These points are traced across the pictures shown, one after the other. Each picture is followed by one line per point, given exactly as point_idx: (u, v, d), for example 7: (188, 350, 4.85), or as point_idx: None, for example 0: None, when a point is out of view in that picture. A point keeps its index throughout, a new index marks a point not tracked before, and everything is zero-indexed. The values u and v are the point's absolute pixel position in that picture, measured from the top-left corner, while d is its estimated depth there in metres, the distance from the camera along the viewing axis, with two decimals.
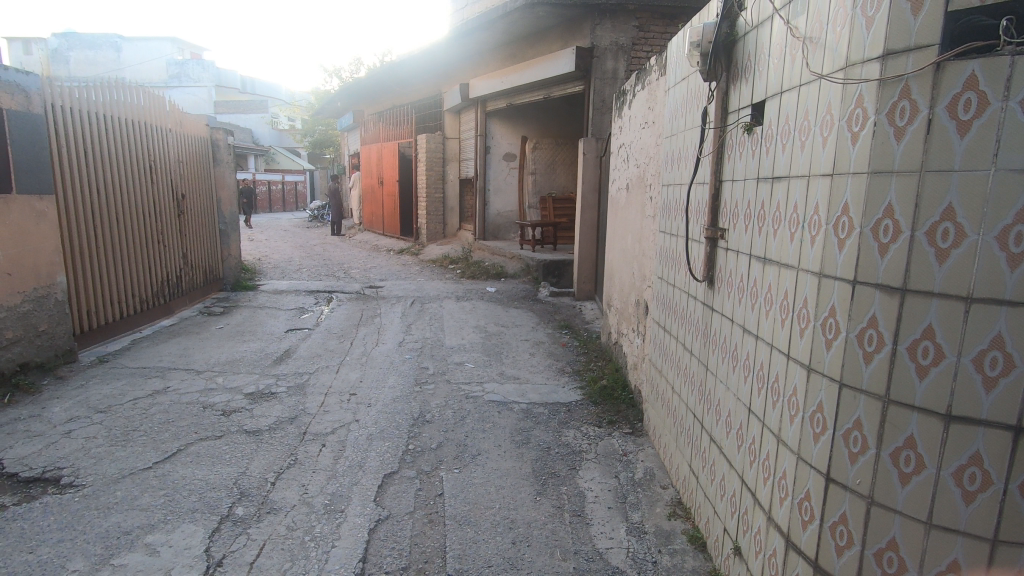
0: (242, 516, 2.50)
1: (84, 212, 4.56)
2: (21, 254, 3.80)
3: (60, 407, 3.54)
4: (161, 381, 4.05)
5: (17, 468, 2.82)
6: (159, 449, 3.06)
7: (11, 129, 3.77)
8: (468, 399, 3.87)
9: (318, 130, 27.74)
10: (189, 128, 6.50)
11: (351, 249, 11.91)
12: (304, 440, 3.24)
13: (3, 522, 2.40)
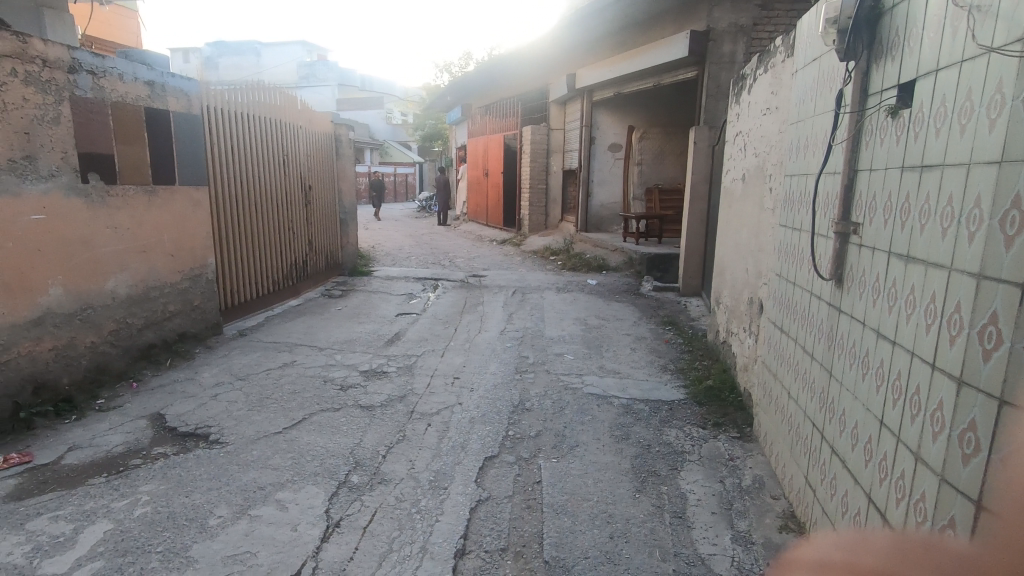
0: (356, 483, 2.71)
1: (230, 202, 5.14)
2: (182, 238, 4.36)
3: (209, 373, 4.04)
4: (290, 355, 4.48)
5: (176, 423, 3.26)
6: (288, 416, 3.39)
7: (178, 129, 4.33)
8: (567, 390, 3.88)
9: (428, 124, 29.05)
10: (317, 125, 7.07)
11: (456, 239, 12.37)
12: (412, 418, 3.43)
13: (166, 468, 2.79)
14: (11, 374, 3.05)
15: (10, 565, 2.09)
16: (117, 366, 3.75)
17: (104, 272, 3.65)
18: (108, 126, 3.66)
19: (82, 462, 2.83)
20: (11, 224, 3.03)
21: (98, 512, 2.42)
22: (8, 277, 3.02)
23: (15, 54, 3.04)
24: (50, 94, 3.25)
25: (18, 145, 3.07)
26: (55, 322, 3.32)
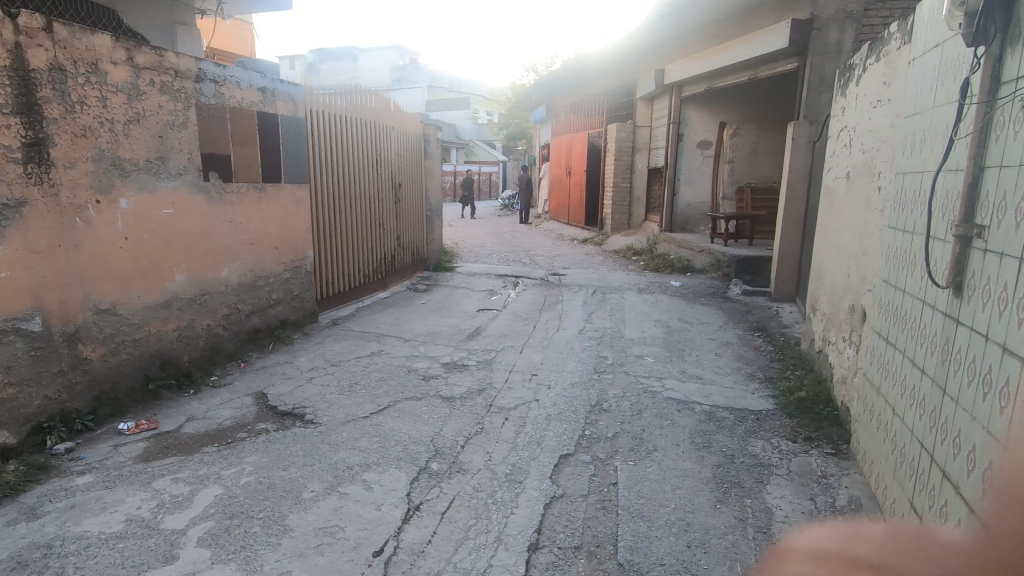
0: (436, 470, 2.81)
1: (328, 199, 5.50)
2: (286, 232, 4.72)
3: (306, 358, 4.35)
4: (378, 345, 4.73)
5: (277, 402, 3.55)
6: (375, 402, 3.58)
7: (285, 131, 4.68)
8: (646, 393, 3.80)
9: (513, 123, 29.38)
10: (408, 126, 7.37)
11: (538, 237, 12.44)
12: (490, 412, 3.51)
13: (267, 443, 3.04)
14: (143, 349, 3.45)
15: (139, 518, 2.37)
16: (228, 348, 4.14)
17: (220, 261, 4.03)
18: (227, 130, 4.04)
19: (198, 432, 3.15)
20: (147, 217, 3.42)
21: (210, 477, 2.69)
22: (143, 264, 3.42)
23: (153, 66, 3.41)
24: (181, 101, 3.62)
25: (153, 147, 3.44)
26: (179, 305, 3.71)
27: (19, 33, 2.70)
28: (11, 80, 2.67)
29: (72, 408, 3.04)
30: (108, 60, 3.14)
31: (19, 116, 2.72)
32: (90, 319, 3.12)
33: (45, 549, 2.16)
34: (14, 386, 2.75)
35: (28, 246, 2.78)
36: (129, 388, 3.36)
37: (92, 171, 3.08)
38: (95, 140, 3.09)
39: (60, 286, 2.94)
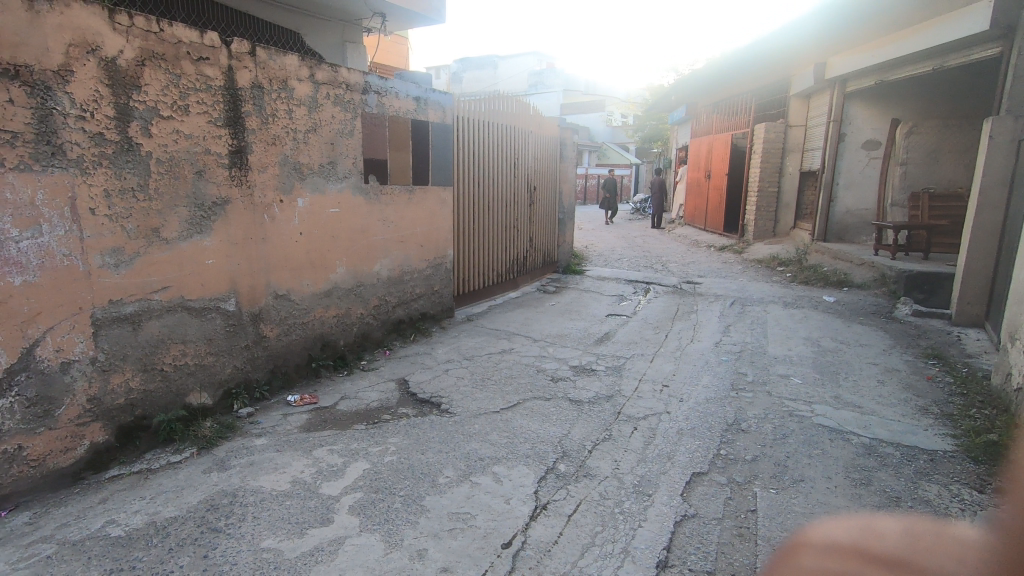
0: (563, 472, 2.82)
1: (468, 201, 5.78)
2: (431, 231, 5.03)
3: (443, 350, 4.61)
4: (509, 343, 4.87)
5: (417, 389, 3.80)
6: (505, 398, 3.69)
7: (434, 136, 5.00)
8: (792, 417, 3.49)
9: (649, 125, 28.63)
10: (546, 130, 7.49)
11: (671, 243, 11.99)
12: (618, 419, 3.45)
13: (407, 426, 3.28)
14: (309, 332, 3.90)
15: (301, 481, 2.68)
16: (376, 336, 4.53)
17: (374, 257, 4.42)
18: (385, 137, 4.41)
19: (350, 410, 3.49)
20: (318, 215, 3.85)
21: (359, 452, 2.96)
22: (313, 257, 3.85)
23: (329, 81, 3.83)
24: (349, 112, 4.03)
25: (326, 153, 3.87)
26: (340, 295, 4.13)
27: (231, 57, 3.18)
28: (224, 98, 3.16)
29: (253, 378, 3.52)
30: (295, 77, 3.58)
31: (227, 128, 3.20)
32: (270, 303, 3.58)
33: (231, 497, 2.53)
34: (213, 356, 3.25)
35: (228, 238, 3.27)
36: (296, 365, 3.82)
37: (278, 174, 3.54)
38: (282, 148, 3.54)
39: (250, 274, 3.43)
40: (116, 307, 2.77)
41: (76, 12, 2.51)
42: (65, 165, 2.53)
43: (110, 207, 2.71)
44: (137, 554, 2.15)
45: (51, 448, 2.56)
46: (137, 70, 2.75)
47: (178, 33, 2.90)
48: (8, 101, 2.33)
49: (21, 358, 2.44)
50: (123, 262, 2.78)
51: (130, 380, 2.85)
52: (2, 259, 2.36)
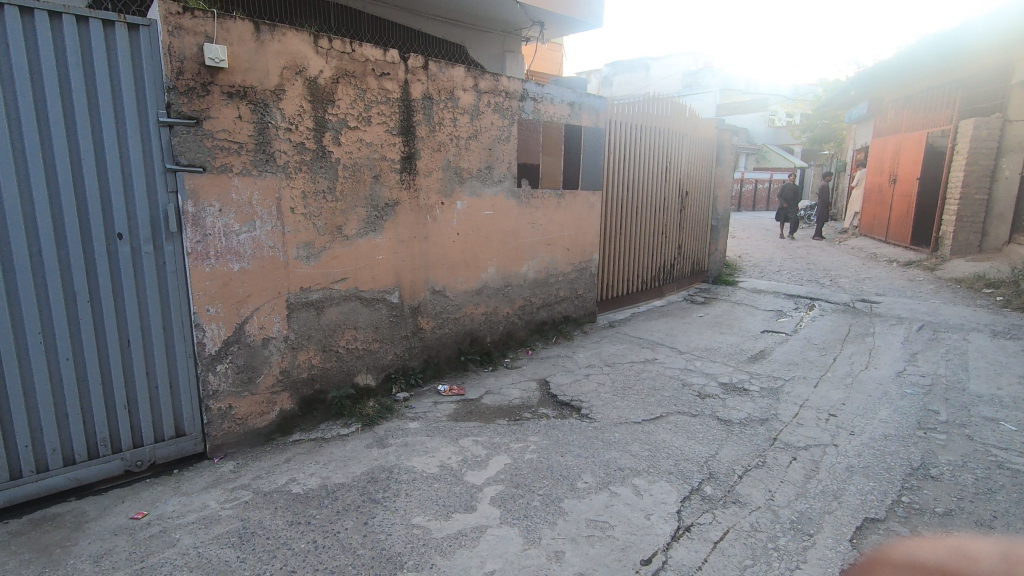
0: (710, 495, 2.65)
1: (616, 206, 5.71)
2: (578, 235, 5.05)
3: (584, 355, 4.60)
4: (652, 353, 4.71)
5: (557, 392, 3.83)
6: (647, 410, 3.57)
7: (587, 141, 5.01)
8: (1001, 469, 2.90)
9: (820, 125, 25.85)
10: (702, 132, 7.12)
11: (842, 256, 10.69)
12: (774, 446, 3.15)
13: (548, 427, 3.32)
14: (460, 327, 4.13)
15: (448, 467, 2.84)
16: (520, 335, 4.66)
17: (523, 258, 4.55)
18: (539, 142, 4.52)
19: (494, 404, 3.63)
20: (474, 217, 4.07)
21: (501, 446, 3.07)
22: (467, 256, 4.07)
23: (490, 89, 4.03)
24: (507, 118, 4.20)
25: (484, 158, 4.07)
26: (489, 293, 4.31)
27: (408, 72, 3.48)
28: (400, 109, 3.48)
29: (410, 366, 3.82)
30: (461, 87, 3.81)
31: (401, 136, 3.51)
32: (428, 298, 3.86)
33: (387, 473, 2.77)
34: (378, 342, 3.59)
35: (396, 237, 3.59)
36: (447, 356, 4.07)
37: (441, 178, 3.80)
38: (446, 154, 3.80)
39: (413, 269, 3.72)
40: (305, 294, 3.19)
41: (290, 40, 2.93)
42: (275, 171, 2.97)
43: (306, 207, 3.12)
44: (311, 511, 2.44)
45: (252, 409, 3.02)
46: (332, 87, 3.14)
47: (366, 52, 3.25)
48: (239, 117, 2.81)
49: (235, 332, 2.92)
50: (313, 255, 3.19)
51: (313, 358, 3.25)
52: (227, 249, 2.84)
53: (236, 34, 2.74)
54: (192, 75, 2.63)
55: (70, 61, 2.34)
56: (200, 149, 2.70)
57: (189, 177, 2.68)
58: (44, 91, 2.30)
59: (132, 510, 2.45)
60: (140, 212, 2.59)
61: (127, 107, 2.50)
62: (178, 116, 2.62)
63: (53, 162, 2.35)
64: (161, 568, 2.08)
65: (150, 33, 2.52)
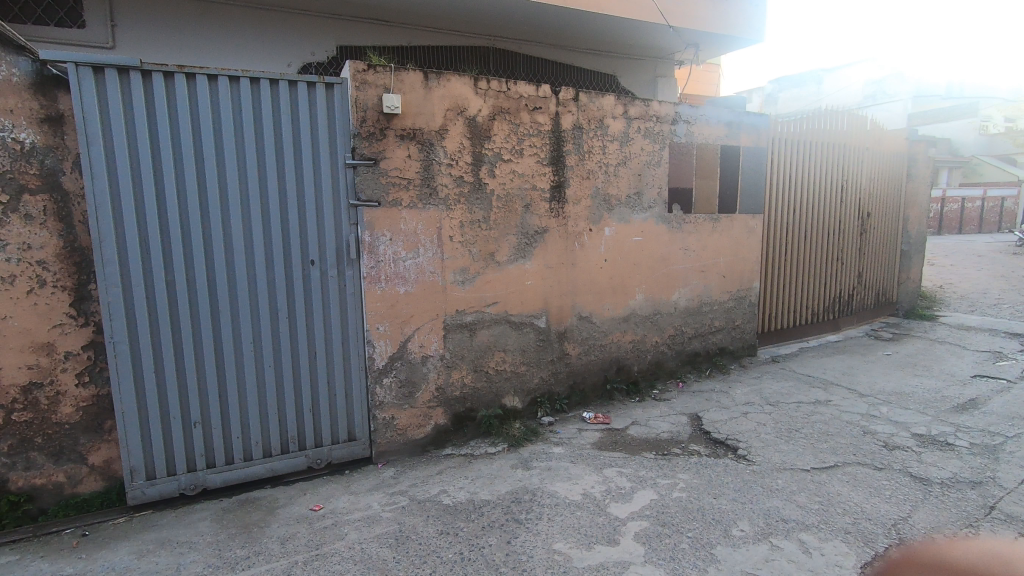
0: (899, 564, 2.25)
1: (781, 230, 5.24)
2: (735, 261, 4.72)
3: (742, 391, 4.24)
4: (825, 393, 4.18)
5: (711, 428, 3.58)
6: (818, 457, 3.17)
7: (745, 161, 4.71)
8: None
9: None
10: (888, 146, 6.28)
11: None
12: (991, 517, 2.58)
13: (699, 465, 3.11)
14: (607, 354, 4.07)
15: (591, 496, 2.79)
16: (670, 366, 4.45)
17: (674, 285, 4.36)
18: (692, 165, 4.35)
19: (641, 436, 3.50)
20: (622, 244, 4.02)
21: (648, 481, 2.93)
22: (615, 283, 4.03)
23: (640, 115, 4.00)
24: (658, 143, 4.12)
25: (633, 184, 4.03)
26: (637, 321, 4.20)
27: (559, 104, 3.61)
28: (550, 140, 3.61)
29: (556, 391, 3.85)
30: (610, 115, 3.84)
31: (551, 166, 3.63)
32: (575, 324, 3.88)
33: (531, 495, 2.80)
34: (526, 366, 3.68)
35: (545, 263, 3.69)
36: (593, 384, 4.03)
37: (590, 206, 3.84)
38: (594, 181, 3.83)
39: (560, 295, 3.78)
40: (460, 316, 3.41)
41: (453, 84, 3.22)
42: (437, 203, 3.26)
43: (463, 235, 3.36)
44: (459, 523, 2.56)
45: (411, 421, 3.28)
46: (489, 124, 3.37)
47: (520, 90, 3.44)
48: (409, 156, 3.13)
49: (400, 348, 3.22)
50: (468, 279, 3.41)
51: (465, 377, 3.44)
52: (395, 274, 3.17)
53: (409, 83, 3.09)
54: (373, 122, 3.02)
55: (283, 118, 2.83)
56: (377, 185, 3.06)
57: (367, 211, 3.05)
58: (264, 144, 2.81)
59: (311, 502, 2.79)
60: (329, 242, 3.00)
61: (322, 153, 2.94)
62: (361, 158, 3.00)
63: (267, 202, 2.84)
64: (331, 557, 2.33)
65: (342, 90, 2.95)
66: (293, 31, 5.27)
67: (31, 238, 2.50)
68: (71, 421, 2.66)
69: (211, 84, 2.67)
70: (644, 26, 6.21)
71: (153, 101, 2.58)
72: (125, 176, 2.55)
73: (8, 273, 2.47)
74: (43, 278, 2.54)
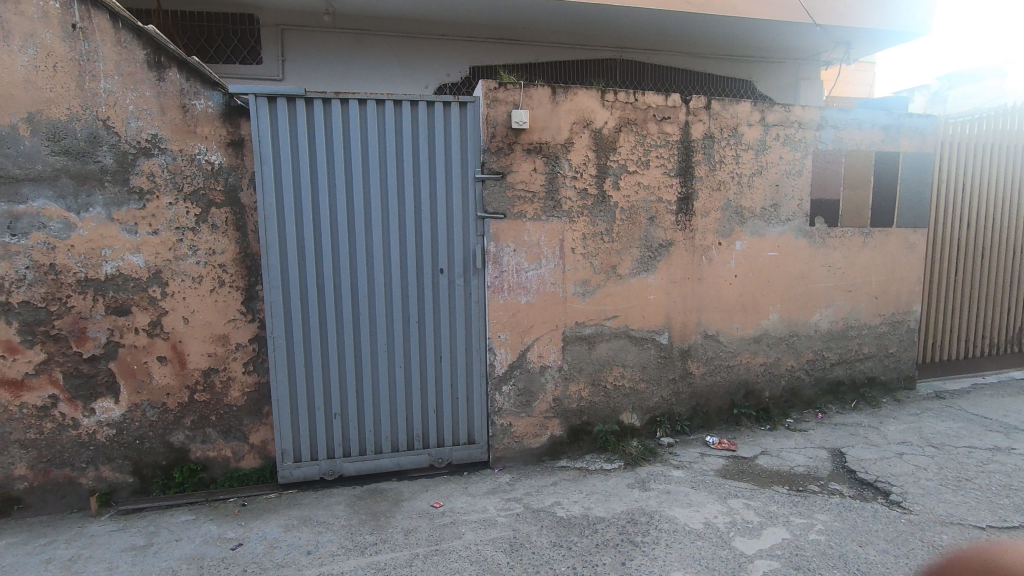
0: None
1: (949, 246, 4.57)
2: (890, 281, 4.19)
3: (896, 428, 3.74)
4: (1006, 439, 3.55)
5: (857, 467, 3.19)
6: (996, 514, 2.69)
7: (904, 168, 4.19)
8: None
9: None
10: None
11: None
12: None
13: (841, 507, 2.79)
14: (734, 377, 3.82)
15: (714, 526, 2.62)
16: (808, 394, 4.06)
17: (814, 305, 3.98)
18: (840, 174, 3.96)
19: (772, 468, 3.22)
20: (755, 259, 3.76)
21: (779, 518, 2.69)
22: (746, 301, 3.77)
23: (780, 121, 3.72)
24: (799, 150, 3.80)
25: (770, 195, 3.76)
26: (771, 342, 3.89)
27: (689, 114, 3.48)
28: (679, 150, 3.49)
29: (677, 411, 3.69)
30: (745, 123, 3.63)
31: (679, 177, 3.51)
32: (700, 342, 3.69)
33: (648, 517, 2.70)
34: (645, 383, 3.57)
35: (669, 277, 3.56)
36: (718, 407, 3.80)
37: (720, 218, 3.65)
38: (726, 193, 3.64)
39: (684, 311, 3.63)
40: (580, 328, 3.40)
41: (580, 97, 3.25)
42: (561, 215, 3.29)
43: (585, 247, 3.36)
44: (573, 537, 2.54)
45: (528, 430, 3.33)
46: (616, 136, 3.34)
47: (649, 100, 3.37)
48: (534, 169, 3.21)
49: (519, 357, 3.29)
50: (589, 291, 3.39)
51: (582, 390, 3.42)
52: (518, 284, 3.24)
53: (537, 99, 3.17)
54: (502, 137, 3.14)
55: (420, 136, 3.04)
56: (504, 198, 3.17)
57: (493, 223, 3.17)
58: (403, 161, 3.03)
59: (432, 499, 2.93)
60: (457, 251, 3.16)
61: (455, 167, 3.11)
62: (489, 172, 3.13)
63: (404, 214, 3.06)
64: (449, 554, 2.43)
65: (474, 108, 3.11)
66: (432, 54, 5.65)
67: (215, 244, 2.93)
68: (238, 404, 3.05)
69: (361, 108, 2.95)
70: (786, 26, 5.79)
71: (314, 124, 2.91)
72: (288, 191, 2.89)
73: (198, 274, 2.91)
74: (222, 278, 2.96)
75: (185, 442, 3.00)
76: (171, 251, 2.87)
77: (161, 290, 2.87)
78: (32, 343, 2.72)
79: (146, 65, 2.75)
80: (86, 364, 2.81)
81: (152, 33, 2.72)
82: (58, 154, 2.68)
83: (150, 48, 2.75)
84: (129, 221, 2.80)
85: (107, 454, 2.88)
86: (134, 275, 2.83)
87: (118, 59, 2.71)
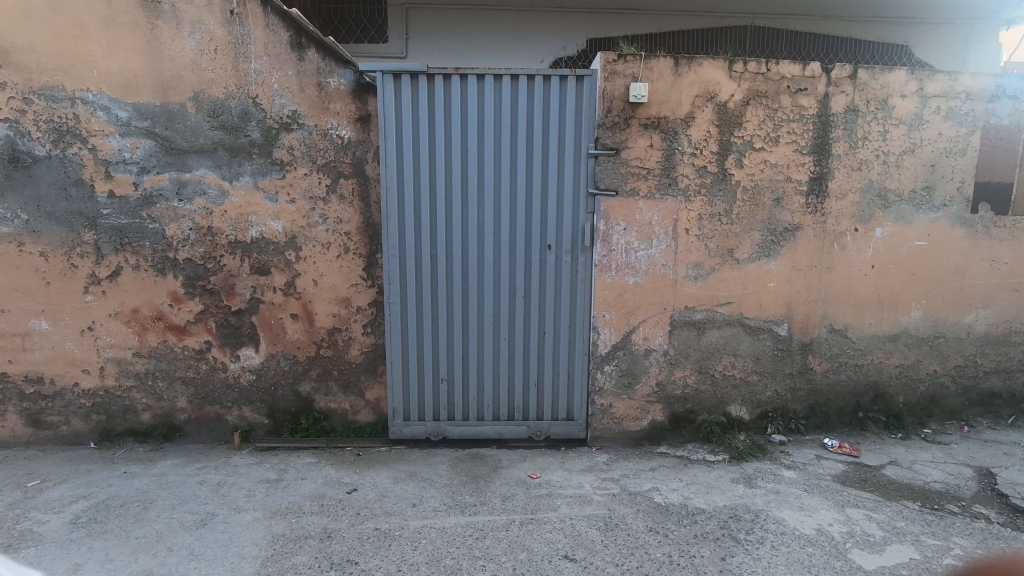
0: None
1: None
2: None
3: None
4: None
5: (1010, 491, 2.80)
6: None
7: None
8: None
9: None
10: None
11: None
12: None
13: (986, 533, 2.47)
14: (862, 377, 3.47)
15: (828, 534, 2.43)
16: (951, 404, 3.59)
17: (969, 304, 3.48)
18: (1015, 153, 3.39)
19: (902, 481, 2.91)
20: (898, 249, 3.36)
21: (907, 535, 2.43)
22: (882, 295, 3.39)
23: (943, 92, 3.24)
24: (965, 126, 3.30)
25: (922, 177, 3.32)
26: (910, 342, 3.47)
27: (829, 84, 3.15)
28: (815, 125, 3.17)
29: (792, 408, 3.44)
30: (898, 94, 3.21)
31: (813, 155, 3.20)
32: (825, 336, 3.39)
33: (753, 515, 2.57)
34: (758, 375, 3.36)
35: (793, 264, 3.29)
36: (839, 409, 3.49)
37: (858, 202, 3.29)
38: (867, 172, 3.26)
39: (808, 302, 3.34)
40: (690, 313, 3.26)
41: (705, 68, 3.05)
42: (676, 194, 3.15)
43: (700, 228, 3.20)
44: (670, 525, 2.48)
45: (628, 412, 3.29)
46: (742, 110, 3.11)
47: (783, 70, 3.09)
48: (650, 145, 3.09)
49: (624, 338, 3.23)
50: (702, 276, 3.23)
51: (688, 377, 3.30)
52: (626, 263, 3.17)
53: (658, 71, 3.02)
54: (618, 112, 3.04)
55: (536, 111, 3.04)
56: (616, 175, 3.09)
57: (604, 200, 3.11)
58: (517, 136, 3.05)
59: (530, 470, 3.01)
60: (566, 227, 3.15)
61: (568, 142, 3.08)
62: (603, 148, 3.06)
63: (516, 189, 3.10)
64: (543, 525, 2.48)
65: (590, 81, 3.04)
66: (550, 27, 5.58)
67: (342, 213, 3.16)
68: (356, 362, 3.30)
69: (480, 83, 3.00)
70: None
71: (435, 101, 3.01)
72: (409, 165, 3.04)
73: (327, 240, 3.17)
74: (347, 245, 3.19)
75: (311, 393, 3.31)
76: (304, 219, 3.14)
77: (296, 254, 3.16)
78: (193, 295, 3.13)
79: (289, 46, 2.99)
80: (233, 316, 3.18)
81: (295, 16, 2.93)
82: (217, 129, 3.02)
83: (293, 30, 2.98)
84: (272, 189, 3.10)
85: (248, 397, 3.26)
86: (274, 240, 3.13)
87: (267, 41, 2.97)
